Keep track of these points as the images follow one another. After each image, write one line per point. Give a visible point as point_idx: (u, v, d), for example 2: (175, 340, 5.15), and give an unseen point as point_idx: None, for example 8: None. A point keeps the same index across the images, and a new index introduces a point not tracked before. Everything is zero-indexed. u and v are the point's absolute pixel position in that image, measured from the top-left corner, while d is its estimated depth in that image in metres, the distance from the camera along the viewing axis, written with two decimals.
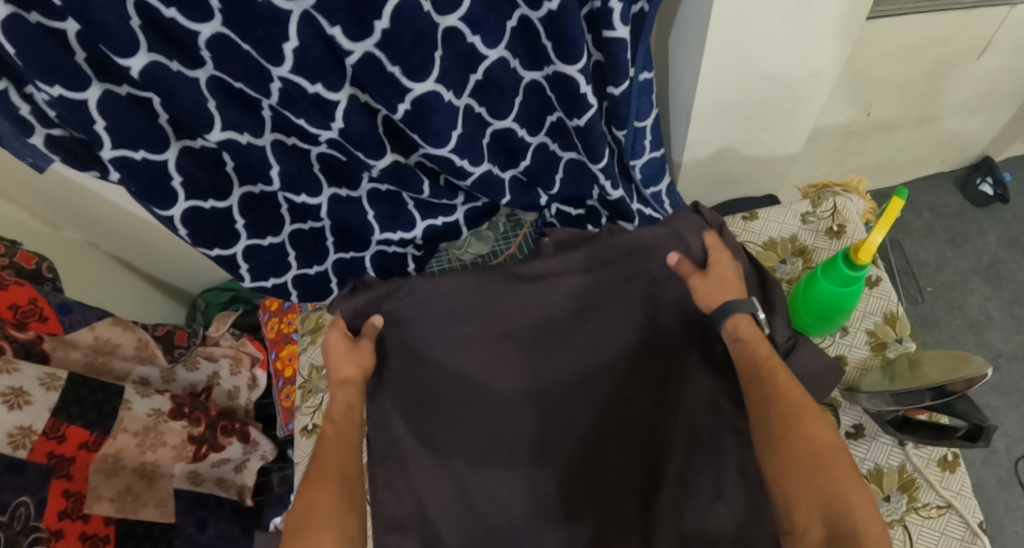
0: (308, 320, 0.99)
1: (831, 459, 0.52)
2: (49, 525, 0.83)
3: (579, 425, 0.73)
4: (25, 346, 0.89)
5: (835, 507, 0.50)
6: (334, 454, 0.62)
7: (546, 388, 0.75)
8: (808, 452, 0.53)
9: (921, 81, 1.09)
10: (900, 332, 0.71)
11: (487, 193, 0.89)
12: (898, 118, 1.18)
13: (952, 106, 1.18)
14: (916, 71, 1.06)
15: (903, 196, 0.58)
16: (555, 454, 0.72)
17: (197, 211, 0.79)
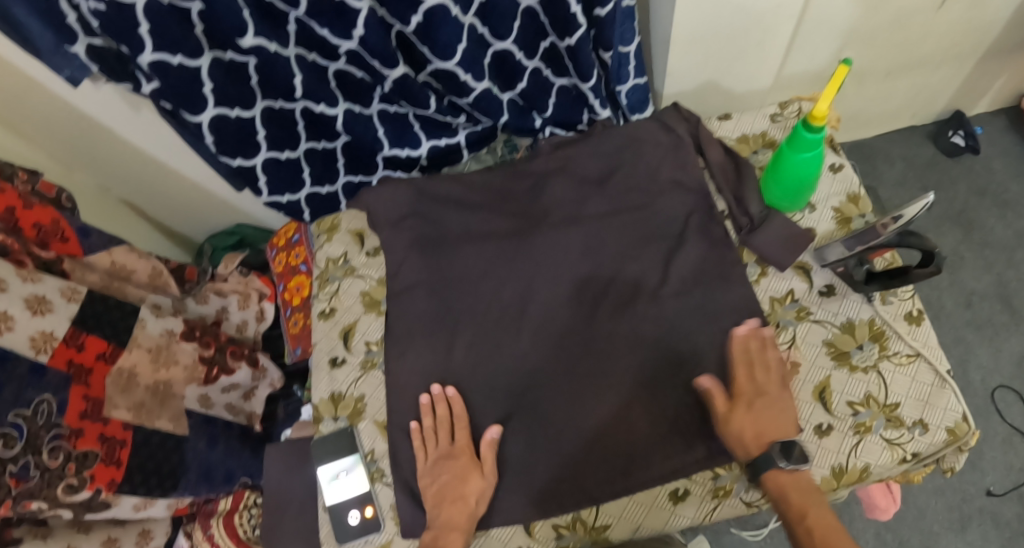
0: (323, 222, 0.88)
1: None
2: (69, 424, 0.85)
3: (558, 393, 0.70)
4: (46, 263, 0.92)
5: None
6: None
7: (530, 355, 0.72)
8: None
9: (888, 30, 1.14)
10: (863, 208, 0.79)
11: (486, 113, 0.95)
12: (873, 68, 1.24)
13: (921, 59, 1.25)
14: (891, 22, 1.12)
15: (847, 65, 0.68)
16: (545, 423, 0.69)
17: (223, 119, 0.85)
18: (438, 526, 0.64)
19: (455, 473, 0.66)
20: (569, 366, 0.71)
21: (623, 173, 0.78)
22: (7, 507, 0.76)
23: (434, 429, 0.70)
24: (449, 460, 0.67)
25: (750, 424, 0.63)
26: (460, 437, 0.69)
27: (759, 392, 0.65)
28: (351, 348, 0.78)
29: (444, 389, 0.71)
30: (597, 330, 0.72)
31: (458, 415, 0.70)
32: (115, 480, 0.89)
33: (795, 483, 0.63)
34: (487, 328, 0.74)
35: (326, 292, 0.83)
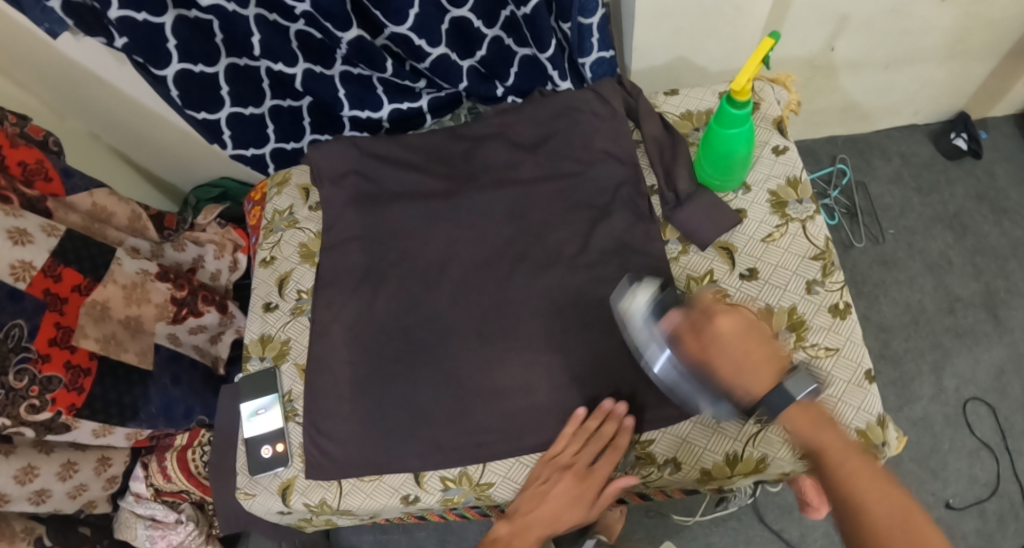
0: (276, 176, 0.90)
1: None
2: (38, 349, 0.92)
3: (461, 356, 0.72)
4: (30, 200, 1.00)
5: None
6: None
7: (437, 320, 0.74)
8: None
9: (884, 21, 1.08)
10: (801, 194, 0.79)
11: (444, 78, 0.96)
12: (868, 60, 1.17)
13: (928, 52, 1.17)
14: (888, 17, 1.07)
15: (774, 38, 0.67)
16: (449, 383, 0.71)
17: (187, 74, 0.88)
18: (518, 524, 0.65)
19: (574, 494, 0.66)
20: (478, 326, 0.72)
21: (555, 144, 0.79)
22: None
23: (581, 440, 0.66)
24: (581, 481, 0.66)
25: (732, 366, 0.58)
26: (602, 462, 0.66)
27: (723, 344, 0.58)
28: (285, 294, 0.81)
29: (619, 406, 0.66)
30: (510, 297, 0.73)
31: (619, 443, 0.66)
32: (75, 405, 0.96)
33: (822, 428, 0.55)
34: (408, 284, 0.75)
35: (269, 241, 0.86)
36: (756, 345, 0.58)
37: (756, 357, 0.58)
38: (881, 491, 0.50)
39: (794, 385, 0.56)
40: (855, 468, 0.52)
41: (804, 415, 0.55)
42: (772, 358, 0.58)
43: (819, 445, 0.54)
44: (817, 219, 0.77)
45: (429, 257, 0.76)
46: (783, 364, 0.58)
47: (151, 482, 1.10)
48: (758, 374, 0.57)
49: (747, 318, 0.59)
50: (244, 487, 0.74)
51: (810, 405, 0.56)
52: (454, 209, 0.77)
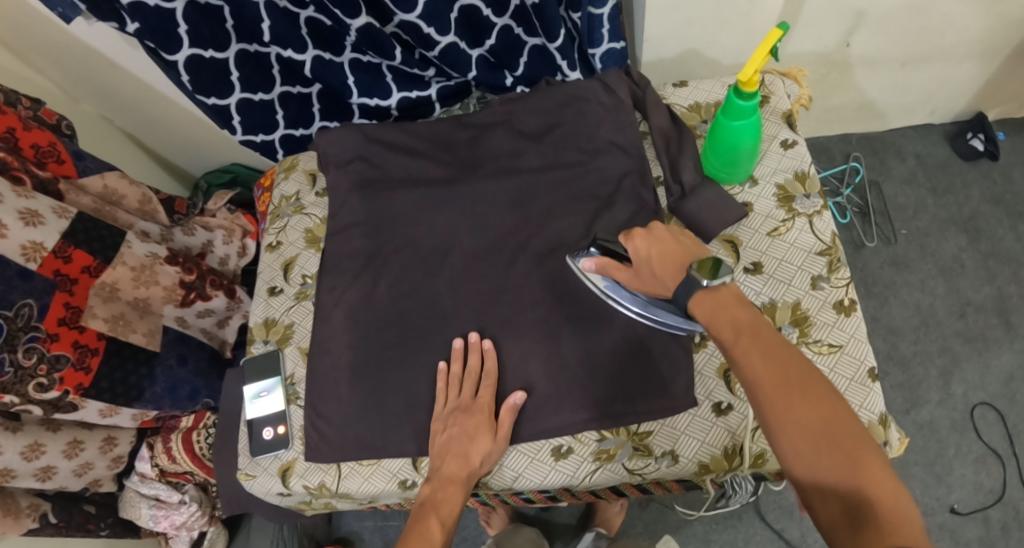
0: (283, 161, 0.91)
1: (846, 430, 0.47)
2: (47, 328, 0.94)
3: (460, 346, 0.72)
4: (42, 182, 1.00)
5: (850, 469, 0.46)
6: (453, 497, 0.64)
7: (438, 308, 0.74)
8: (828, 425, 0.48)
9: (903, 15, 1.05)
10: (808, 189, 0.78)
11: (453, 67, 0.96)
12: (883, 56, 1.15)
13: (945, 50, 1.15)
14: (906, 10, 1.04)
15: (783, 30, 0.66)
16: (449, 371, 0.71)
17: (198, 59, 0.89)
18: (437, 481, 0.65)
19: (468, 428, 0.66)
20: (479, 314, 0.73)
21: (562, 131, 0.78)
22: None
23: (458, 381, 0.69)
24: (466, 413, 0.67)
25: (654, 278, 0.62)
26: (484, 391, 0.68)
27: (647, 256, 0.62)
28: (289, 280, 0.82)
29: (472, 338, 0.71)
30: (510, 287, 0.73)
31: (484, 368, 0.69)
32: (82, 384, 0.98)
33: (740, 306, 0.55)
34: (411, 271, 0.75)
35: (275, 227, 0.86)
36: (663, 251, 0.61)
37: (668, 263, 0.60)
38: (796, 371, 0.50)
39: (701, 277, 0.58)
40: (775, 351, 0.51)
41: (723, 298, 0.56)
42: (686, 258, 0.60)
43: (738, 332, 0.53)
44: (825, 215, 0.77)
45: (432, 246, 0.76)
46: (699, 256, 0.61)
47: (156, 462, 1.10)
48: (671, 277, 0.60)
49: (655, 231, 0.63)
50: (244, 469, 0.75)
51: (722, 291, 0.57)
52: (459, 199, 0.77)
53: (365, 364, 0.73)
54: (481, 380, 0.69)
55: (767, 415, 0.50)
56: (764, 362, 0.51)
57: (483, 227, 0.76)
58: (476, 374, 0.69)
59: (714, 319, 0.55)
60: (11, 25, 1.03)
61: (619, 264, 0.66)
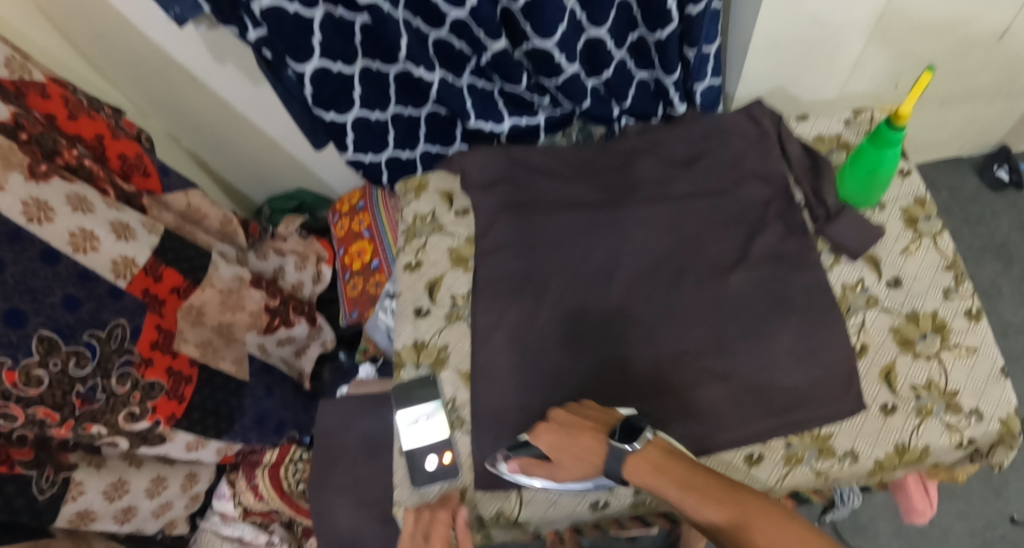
0: (409, 181, 0.90)
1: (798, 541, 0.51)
2: (141, 351, 0.87)
3: (634, 361, 0.73)
4: (127, 195, 0.95)
5: None
6: None
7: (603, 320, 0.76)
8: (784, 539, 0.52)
9: (953, 55, 1.11)
10: (929, 211, 0.84)
11: (569, 96, 0.97)
12: (932, 95, 1.22)
13: (980, 91, 1.24)
14: (952, 61, 1.13)
15: (932, 72, 0.74)
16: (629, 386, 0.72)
17: (325, 71, 0.87)
18: None
19: None
20: (648, 333, 0.75)
21: (703, 166, 0.83)
22: (68, 428, 0.79)
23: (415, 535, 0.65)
24: None
25: (579, 464, 0.62)
26: (437, 543, 0.63)
27: (561, 448, 0.63)
28: (437, 301, 0.80)
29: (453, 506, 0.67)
30: (676, 304, 0.76)
31: (439, 521, 0.65)
32: (175, 415, 0.91)
33: (670, 455, 0.59)
34: (571, 289, 0.77)
35: (412, 246, 0.85)
36: (576, 430, 0.63)
37: (586, 447, 0.62)
38: (751, 509, 0.54)
39: (620, 441, 0.60)
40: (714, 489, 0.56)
41: (650, 455, 0.59)
42: (600, 432, 0.62)
43: (677, 486, 0.57)
44: (945, 234, 0.82)
45: (588, 263, 0.78)
46: (611, 422, 0.63)
47: (240, 501, 1.03)
48: (597, 453, 0.61)
49: (560, 418, 0.64)
50: (407, 502, 0.71)
51: (646, 449, 0.60)
52: (618, 229, 0.80)
53: (534, 380, 0.73)
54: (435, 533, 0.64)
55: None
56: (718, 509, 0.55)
57: (639, 246, 0.79)
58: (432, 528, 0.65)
59: (646, 479, 0.58)
60: (97, 37, 1.00)
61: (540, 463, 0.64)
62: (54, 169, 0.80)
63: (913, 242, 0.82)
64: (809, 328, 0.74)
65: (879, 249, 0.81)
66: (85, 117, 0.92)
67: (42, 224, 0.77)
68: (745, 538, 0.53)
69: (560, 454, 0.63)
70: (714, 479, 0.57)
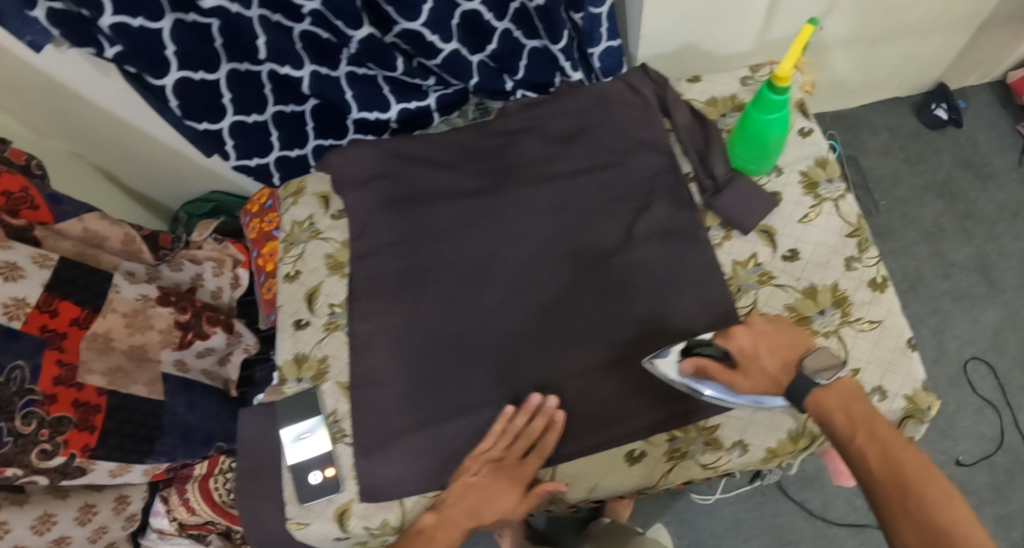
0: (289, 185, 0.86)
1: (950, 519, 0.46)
2: (43, 390, 0.86)
3: (518, 360, 0.71)
4: (18, 231, 0.93)
5: None
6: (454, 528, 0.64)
7: (482, 319, 0.72)
8: (935, 510, 0.47)
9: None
10: (831, 173, 0.80)
11: (456, 75, 0.92)
12: (855, 36, 1.16)
13: (910, 27, 1.17)
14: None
15: (813, 25, 0.68)
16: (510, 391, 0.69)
17: (187, 82, 0.83)
18: (444, 514, 0.64)
19: (498, 483, 0.65)
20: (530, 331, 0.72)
21: (589, 141, 0.79)
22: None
23: (509, 434, 0.66)
24: (501, 465, 0.65)
25: (763, 376, 0.58)
26: (521, 450, 0.66)
27: (762, 368, 0.58)
28: (315, 311, 0.77)
29: (547, 399, 0.67)
30: (563, 293, 0.73)
31: (539, 429, 0.66)
32: (89, 445, 0.90)
33: (858, 399, 0.55)
34: (454, 289, 0.74)
35: (291, 255, 0.81)
36: (773, 352, 0.58)
37: (778, 362, 0.58)
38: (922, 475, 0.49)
39: (814, 372, 0.55)
40: (886, 437, 0.52)
41: (841, 392, 0.55)
42: (797, 350, 0.58)
43: (851, 423, 0.53)
44: (848, 197, 0.79)
45: (465, 258, 0.75)
46: (807, 346, 0.58)
47: (174, 516, 1.04)
48: (786, 374, 0.57)
49: (757, 326, 0.60)
50: (295, 518, 0.70)
51: (842, 386, 0.55)
52: (497, 218, 0.76)
53: (413, 391, 0.70)
54: (537, 439, 0.67)
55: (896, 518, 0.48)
56: (894, 466, 0.50)
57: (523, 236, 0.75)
58: (529, 425, 0.67)
59: (826, 408, 0.55)
60: None
61: (719, 367, 0.61)
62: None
63: (813, 210, 0.78)
64: (698, 310, 0.71)
65: (777, 221, 0.77)
66: None
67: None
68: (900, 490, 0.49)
69: (743, 355, 0.59)
70: (898, 435, 0.52)
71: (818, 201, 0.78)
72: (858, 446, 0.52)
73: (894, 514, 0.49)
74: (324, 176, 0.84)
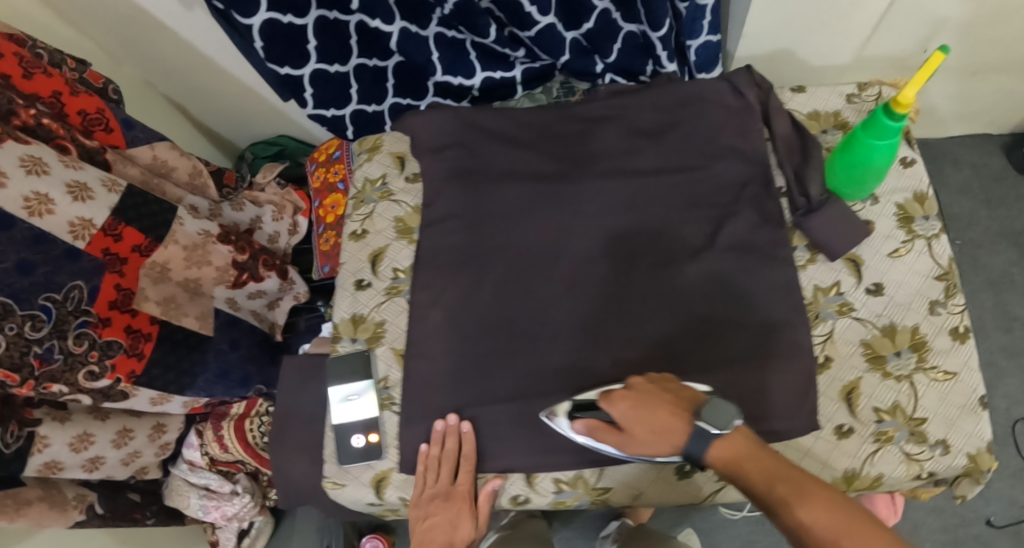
0: (365, 140, 0.85)
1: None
2: (98, 313, 0.88)
3: (581, 358, 0.68)
4: (89, 152, 0.93)
5: None
6: None
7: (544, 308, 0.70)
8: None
9: (982, 24, 1.01)
10: (927, 211, 0.77)
11: (546, 50, 0.91)
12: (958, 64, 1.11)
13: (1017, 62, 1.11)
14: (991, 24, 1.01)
15: (944, 52, 0.64)
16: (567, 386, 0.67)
17: (274, 24, 0.82)
18: None
19: (450, 516, 0.67)
20: (595, 328, 0.69)
21: (679, 139, 0.75)
22: (29, 387, 0.80)
23: (433, 468, 0.67)
24: (445, 501, 0.67)
25: (651, 437, 0.57)
26: (460, 480, 0.67)
27: (648, 431, 0.57)
28: (378, 273, 0.76)
29: (451, 422, 0.67)
30: (633, 293, 0.70)
31: (455, 453, 0.67)
32: (135, 372, 0.92)
33: (754, 450, 0.54)
34: (518, 273, 0.71)
35: (359, 212, 0.80)
36: (666, 414, 0.57)
37: (664, 424, 0.57)
38: (841, 511, 0.48)
39: (708, 424, 0.55)
40: (800, 482, 0.50)
41: (738, 443, 0.54)
42: (678, 408, 0.57)
43: (765, 478, 0.52)
44: (942, 238, 0.76)
45: (535, 242, 0.72)
46: (693, 404, 0.58)
47: (206, 451, 1.05)
48: (679, 436, 0.56)
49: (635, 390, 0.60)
50: (331, 477, 0.70)
51: (737, 439, 0.55)
52: (570, 209, 0.72)
53: (466, 370, 0.69)
54: (458, 462, 0.67)
55: None
56: (821, 506, 0.49)
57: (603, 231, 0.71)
58: (441, 455, 0.67)
59: (738, 463, 0.53)
60: None
61: (607, 431, 0.60)
62: (7, 133, 0.79)
63: (904, 247, 0.75)
64: (764, 330, 0.70)
65: (864, 252, 0.75)
66: (41, 74, 0.90)
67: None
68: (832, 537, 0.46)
69: (624, 423, 0.59)
70: (808, 479, 0.51)
71: (909, 237, 0.75)
72: (780, 498, 0.50)
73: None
74: (404, 137, 0.83)
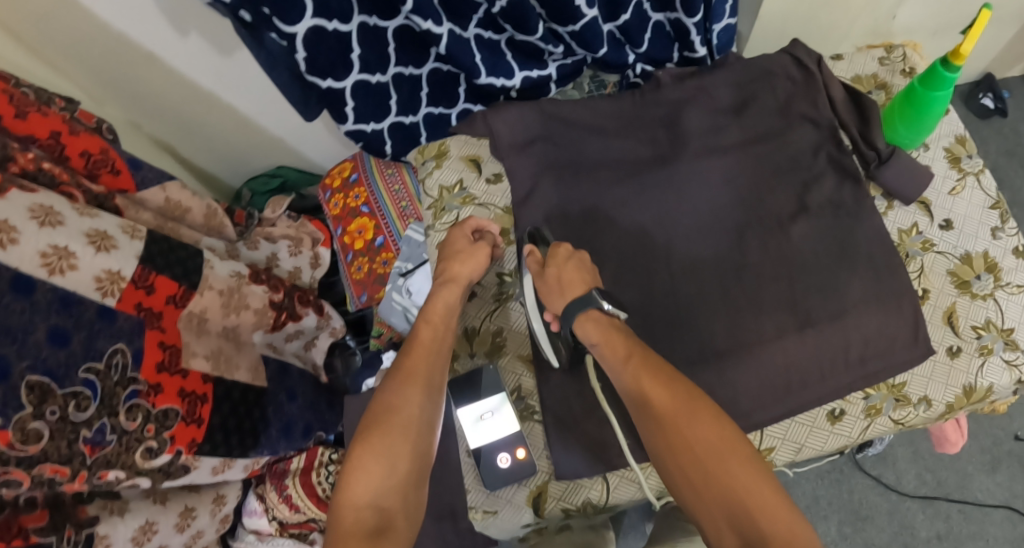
0: (427, 149, 0.85)
1: (716, 463, 0.53)
2: (147, 379, 0.77)
3: (711, 333, 0.70)
4: (97, 197, 0.82)
5: (736, 508, 0.51)
6: (421, 362, 0.65)
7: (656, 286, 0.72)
8: (689, 451, 0.54)
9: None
10: (970, 150, 0.83)
11: (585, 45, 0.89)
12: None
13: None
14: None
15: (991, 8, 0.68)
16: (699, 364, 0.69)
17: (319, 31, 0.76)
18: (432, 326, 0.68)
19: (464, 253, 0.73)
20: (709, 303, 0.71)
21: (752, 108, 0.79)
22: (82, 480, 0.70)
23: (451, 240, 0.75)
24: (456, 254, 0.73)
25: (556, 286, 0.66)
26: (465, 241, 0.74)
27: (554, 278, 0.67)
28: (483, 282, 0.77)
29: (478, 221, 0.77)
30: (742, 259, 0.73)
31: (469, 232, 0.75)
32: (196, 440, 0.82)
33: (611, 329, 0.63)
34: (630, 258, 0.73)
35: (443, 221, 0.81)
36: (567, 284, 0.66)
37: (570, 280, 0.66)
38: (681, 398, 0.57)
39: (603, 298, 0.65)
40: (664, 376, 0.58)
41: (597, 326, 0.64)
42: (586, 282, 0.67)
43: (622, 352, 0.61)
44: (987, 173, 0.82)
45: (633, 225, 0.75)
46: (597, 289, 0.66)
47: (274, 515, 0.99)
48: (568, 296, 0.66)
49: (578, 256, 0.69)
50: (481, 506, 0.68)
51: (606, 322, 0.64)
52: (671, 189, 0.76)
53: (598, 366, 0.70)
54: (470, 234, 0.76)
55: (673, 448, 0.55)
56: (663, 387, 0.58)
57: (694, 206, 0.75)
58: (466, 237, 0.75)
59: (640, 387, 0.58)
60: (45, 25, 0.87)
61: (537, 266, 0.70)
62: (9, 180, 0.68)
63: (958, 183, 0.81)
64: (876, 276, 0.72)
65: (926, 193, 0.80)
66: (36, 113, 0.79)
67: (7, 249, 0.65)
68: (666, 421, 0.56)
69: (550, 263, 0.68)
70: (657, 363, 0.60)
71: (960, 171, 0.81)
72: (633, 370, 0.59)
73: (670, 447, 0.56)
74: (480, 142, 0.84)
